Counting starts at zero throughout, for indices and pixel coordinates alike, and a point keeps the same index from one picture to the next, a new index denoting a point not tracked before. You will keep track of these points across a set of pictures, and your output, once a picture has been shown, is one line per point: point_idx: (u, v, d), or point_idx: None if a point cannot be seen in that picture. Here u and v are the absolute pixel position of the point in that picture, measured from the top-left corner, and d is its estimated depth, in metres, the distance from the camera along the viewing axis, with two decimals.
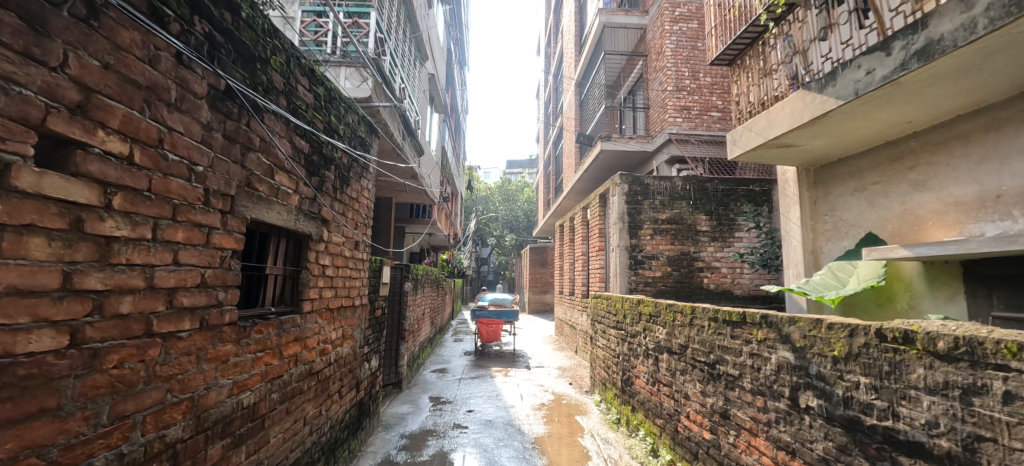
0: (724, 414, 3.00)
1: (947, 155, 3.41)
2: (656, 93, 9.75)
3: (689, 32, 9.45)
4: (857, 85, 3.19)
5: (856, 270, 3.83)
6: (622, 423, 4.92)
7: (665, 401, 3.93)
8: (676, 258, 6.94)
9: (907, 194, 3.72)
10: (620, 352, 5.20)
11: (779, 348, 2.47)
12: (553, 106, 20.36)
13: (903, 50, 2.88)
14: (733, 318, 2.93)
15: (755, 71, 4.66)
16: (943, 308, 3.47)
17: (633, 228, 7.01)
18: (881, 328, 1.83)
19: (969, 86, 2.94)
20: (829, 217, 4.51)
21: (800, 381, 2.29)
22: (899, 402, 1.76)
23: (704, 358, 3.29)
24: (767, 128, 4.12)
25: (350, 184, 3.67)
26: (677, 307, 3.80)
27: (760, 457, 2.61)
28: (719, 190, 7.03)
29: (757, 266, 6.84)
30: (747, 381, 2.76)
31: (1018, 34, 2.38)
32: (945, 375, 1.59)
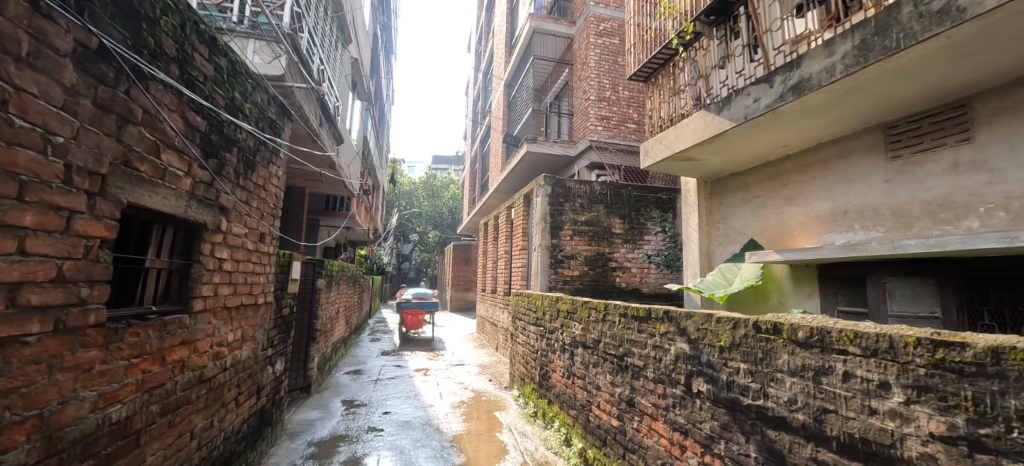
0: (630, 402, 3.27)
1: (811, 175, 4.05)
2: (580, 101, 10.26)
3: (612, 47, 10.08)
4: (747, 111, 3.66)
5: (740, 271, 4.39)
6: (538, 416, 5.11)
7: (578, 392, 4.17)
8: (592, 258, 7.37)
9: (781, 207, 4.35)
10: (539, 348, 5.40)
11: (677, 340, 2.75)
12: (482, 105, 20.44)
13: (782, 84, 3.36)
14: (640, 313, 3.19)
15: (666, 89, 5.12)
16: (804, 303, 4.12)
17: (554, 229, 7.30)
18: (757, 321, 2.13)
19: (829, 119, 3.53)
20: (722, 225, 5.12)
21: (693, 369, 2.57)
22: (768, 384, 2.05)
23: (615, 351, 3.54)
24: (674, 142, 4.55)
25: (256, 169, 3.34)
26: (592, 304, 4.04)
27: (659, 439, 2.89)
28: (632, 196, 7.60)
29: (662, 267, 7.54)
30: (650, 371, 3.03)
31: (866, 80, 2.91)
32: (803, 359, 1.88)
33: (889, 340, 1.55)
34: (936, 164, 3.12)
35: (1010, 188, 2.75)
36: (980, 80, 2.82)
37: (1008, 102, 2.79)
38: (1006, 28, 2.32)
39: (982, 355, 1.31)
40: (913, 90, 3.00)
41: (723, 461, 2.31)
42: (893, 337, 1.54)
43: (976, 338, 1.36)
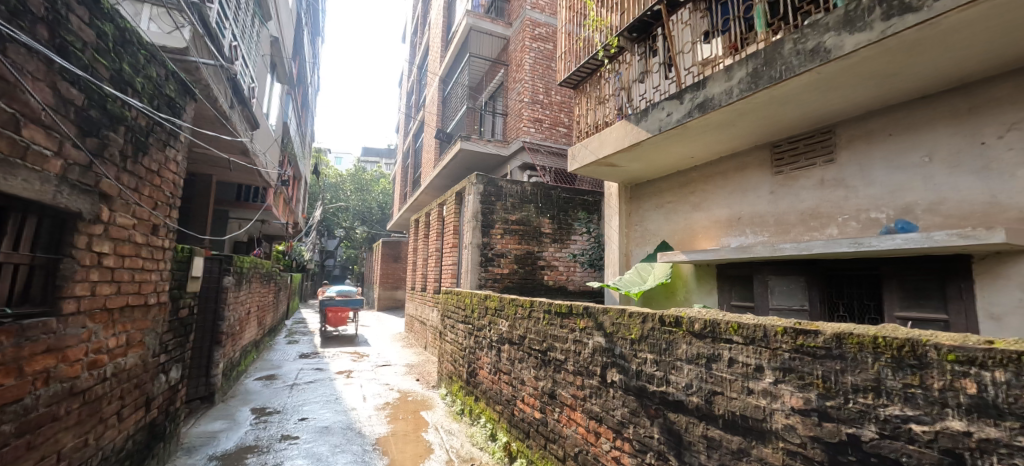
0: (551, 394, 3.43)
1: (714, 185, 4.52)
2: (514, 102, 10.43)
3: (546, 52, 10.38)
4: (661, 124, 4.00)
5: (653, 270, 4.78)
6: (465, 413, 5.13)
7: (504, 388, 4.27)
8: (521, 257, 7.55)
9: (689, 212, 4.80)
10: (466, 345, 5.42)
11: (595, 334, 2.93)
12: (415, 99, 19.90)
13: (690, 101, 3.71)
14: (562, 310, 3.35)
15: (593, 97, 5.40)
16: (705, 299, 4.60)
17: (485, 227, 7.35)
18: (662, 315, 2.34)
19: (729, 136, 3.96)
20: (639, 227, 5.53)
21: (608, 360, 2.77)
22: (670, 371, 2.27)
23: (539, 346, 3.68)
24: (598, 148, 4.83)
25: (149, 152, 2.97)
26: (518, 301, 4.14)
27: (576, 428, 3.07)
28: (561, 197, 7.90)
29: (586, 266, 7.93)
30: (570, 364, 3.20)
31: (757, 103, 3.32)
32: (698, 348, 2.11)
33: (764, 329, 1.79)
34: (808, 179, 3.64)
35: (861, 201, 3.28)
36: (843, 110, 3.33)
37: (862, 130, 3.33)
38: (860, 69, 2.77)
39: (830, 341, 1.56)
40: (793, 115, 3.48)
41: (631, 444, 2.52)
42: (766, 327, 1.78)
43: (826, 326, 1.61)
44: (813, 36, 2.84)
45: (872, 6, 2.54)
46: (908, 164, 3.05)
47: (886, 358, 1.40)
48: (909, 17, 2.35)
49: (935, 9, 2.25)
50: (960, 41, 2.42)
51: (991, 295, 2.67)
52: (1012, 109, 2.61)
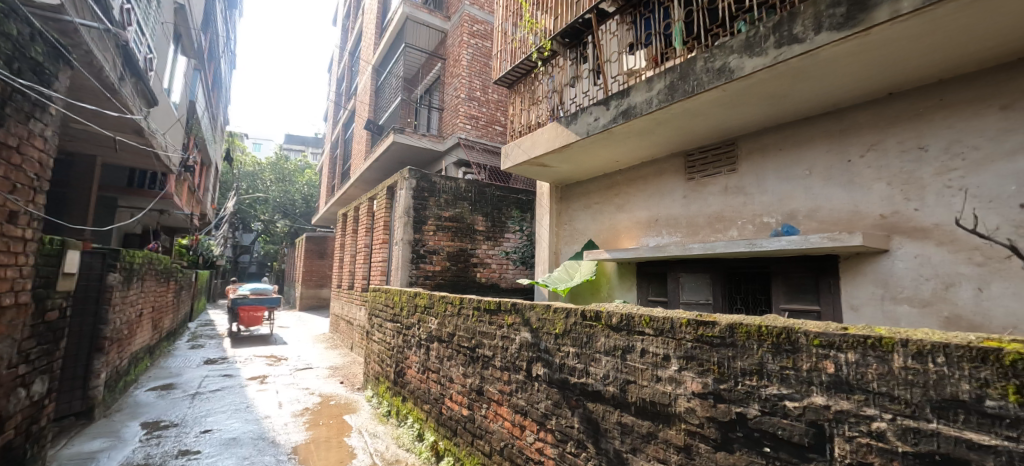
0: (479, 390, 3.45)
1: (636, 188, 4.83)
2: (450, 97, 10.29)
3: (484, 50, 10.38)
4: (588, 128, 4.19)
5: (579, 268, 5.00)
6: (391, 415, 4.97)
7: (432, 387, 4.21)
8: (454, 254, 7.48)
9: (613, 213, 5.08)
10: (394, 345, 5.26)
11: (521, 330, 3.00)
12: (347, 86, 18.86)
13: (615, 108, 3.92)
14: (491, 306, 3.38)
15: (527, 97, 5.50)
16: (625, 295, 4.91)
17: (417, 223, 7.16)
18: (584, 310, 2.46)
19: (649, 143, 4.26)
20: (568, 226, 5.75)
21: (533, 355, 2.84)
22: (589, 363, 2.38)
23: (467, 344, 3.68)
24: (530, 147, 4.95)
25: (6, 124, 2.50)
26: (448, 298, 4.09)
27: (502, 422, 3.12)
28: (495, 195, 7.96)
29: (518, 263, 8.06)
30: (497, 360, 3.24)
31: (672, 114, 3.60)
32: (615, 341, 2.24)
33: (671, 322, 1.95)
34: (715, 186, 4.02)
35: (756, 207, 3.70)
36: (744, 125, 3.72)
37: (759, 144, 3.75)
38: (758, 89, 3.12)
39: (724, 331, 1.73)
40: (703, 127, 3.82)
41: (553, 435, 2.62)
42: (673, 319, 1.93)
43: (722, 318, 1.79)
44: (720, 56, 3.13)
45: (767, 33, 2.85)
46: (793, 175, 3.48)
47: (767, 345, 1.59)
48: (797, 47, 2.68)
49: (816, 41, 2.59)
50: (835, 71, 2.82)
51: (853, 289, 3.13)
52: (871, 133, 3.09)
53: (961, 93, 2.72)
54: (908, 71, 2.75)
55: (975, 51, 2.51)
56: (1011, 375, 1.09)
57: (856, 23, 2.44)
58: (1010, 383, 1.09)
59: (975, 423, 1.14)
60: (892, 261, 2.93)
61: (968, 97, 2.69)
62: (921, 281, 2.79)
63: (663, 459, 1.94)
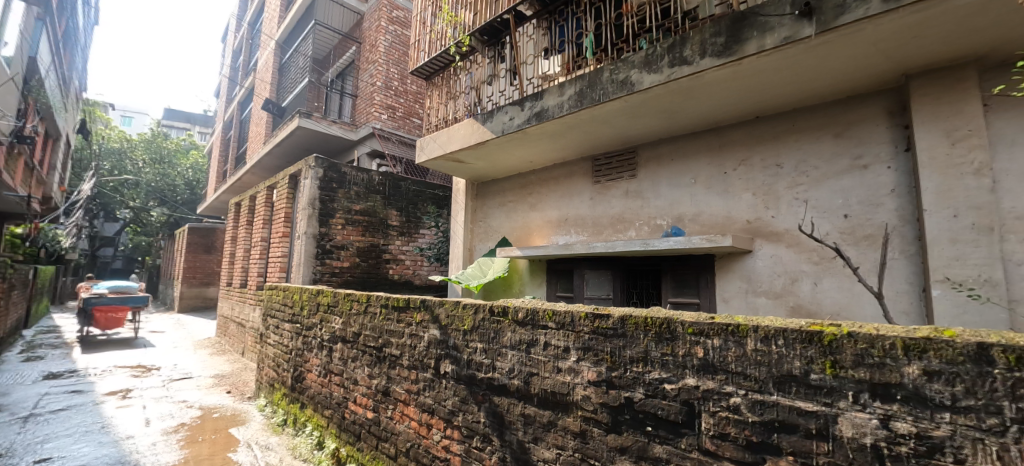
0: (385, 391, 3.32)
1: (548, 188, 5.02)
2: (365, 84, 9.75)
3: (402, 38, 9.99)
4: (503, 126, 4.25)
5: (492, 264, 5.08)
6: (288, 424, 4.57)
7: (335, 391, 3.96)
8: (364, 249, 7.09)
9: (526, 212, 5.22)
10: (292, 347, 4.84)
11: (430, 327, 2.95)
12: (244, 61, 16.86)
13: (529, 109, 4.04)
14: (400, 304, 3.27)
15: (445, 91, 5.43)
16: (535, 291, 5.10)
17: (323, 216, 6.66)
18: (492, 305, 2.49)
19: (561, 145, 4.45)
20: (483, 223, 5.79)
21: (442, 352, 2.81)
22: (496, 358, 2.42)
23: (374, 343, 3.51)
24: (446, 142, 4.88)
25: None
26: (354, 296, 3.87)
27: (409, 423, 3.04)
28: (411, 190, 7.72)
29: (433, 260, 7.90)
30: (405, 359, 3.15)
31: (581, 119, 3.80)
32: (520, 335, 2.30)
33: (571, 315, 2.06)
34: (617, 189, 4.34)
35: (651, 211, 4.07)
36: (644, 135, 4.06)
37: (655, 154, 4.12)
38: (655, 103, 3.42)
39: (616, 322, 1.88)
40: (609, 134, 4.09)
41: (460, 431, 2.62)
42: (573, 313, 2.05)
43: (615, 311, 1.93)
44: (623, 69, 3.37)
45: (663, 53, 3.13)
46: (681, 183, 3.89)
47: (651, 334, 1.76)
48: (686, 68, 2.98)
49: (702, 65, 2.91)
50: (716, 92, 3.20)
51: (725, 284, 3.60)
52: (742, 149, 3.57)
53: (808, 122, 3.26)
54: (771, 98, 3.23)
55: (819, 86, 3.02)
56: (828, 352, 1.34)
57: (732, 53, 2.79)
58: (827, 359, 1.34)
59: (802, 394, 1.38)
60: (754, 260, 3.43)
61: (812, 124, 3.24)
62: (774, 277, 3.31)
63: (561, 446, 2.05)
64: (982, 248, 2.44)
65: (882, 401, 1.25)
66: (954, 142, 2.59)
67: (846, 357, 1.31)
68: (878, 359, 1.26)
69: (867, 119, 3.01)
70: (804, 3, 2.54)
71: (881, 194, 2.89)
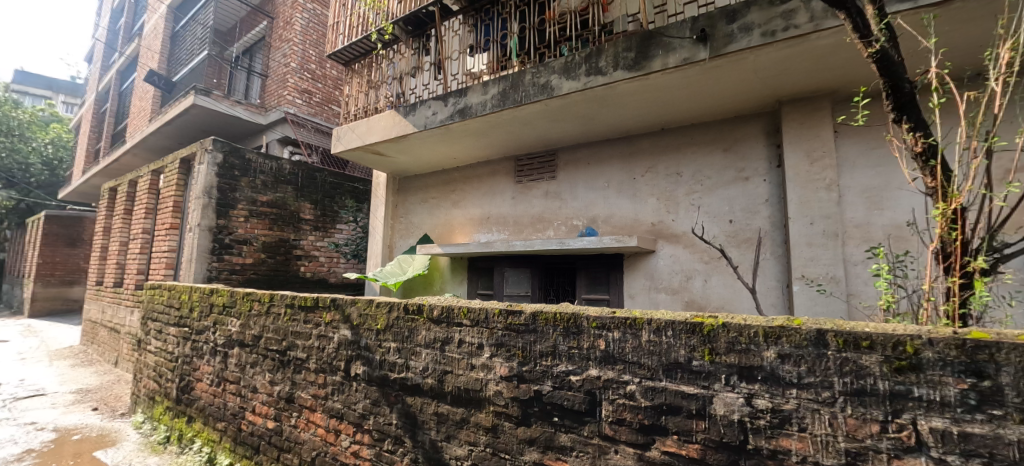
0: (289, 398, 3.07)
1: (472, 186, 5.01)
2: (277, 63, 8.93)
3: (321, 18, 9.32)
4: (426, 121, 4.17)
5: (413, 262, 4.96)
6: (171, 441, 4.02)
7: (230, 400, 3.57)
8: (271, 245, 6.49)
9: (449, 209, 5.16)
10: (179, 354, 4.27)
11: (341, 328, 2.79)
12: (125, 23, 14.48)
13: (453, 105, 4.00)
14: (307, 303, 3.04)
15: (366, 80, 5.17)
16: (456, 288, 5.08)
17: (222, 206, 5.96)
18: (407, 303, 2.43)
19: (484, 143, 4.47)
20: (404, 219, 5.62)
21: (352, 353, 2.67)
22: (410, 357, 2.37)
23: (277, 347, 3.23)
24: (365, 133, 4.66)
25: None
26: (255, 295, 3.52)
27: (315, 431, 2.85)
28: (327, 182, 7.24)
29: (350, 257, 7.48)
30: (312, 363, 2.94)
31: (504, 119, 3.85)
32: (435, 333, 2.27)
33: (485, 312, 2.08)
34: (538, 190, 4.47)
35: (568, 211, 4.26)
36: (563, 139, 4.23)
37: (573, 157, 4.31)
38: (573, 109, 3.58)
39: (528, 318, 1.94)
40: (531, 135, 4.19)
41: (370, 435, 2.51)
42: (487, 310, 2.07)
43: (527, 307, 1.99)
44: (544, 74, 3.48)
45: (580, 62, 3.29)
46: (596, 186, 4.12)
47: (560, 329, 1.84)
48: (601, 77, 3.16)
49: (614, 77, 3.11)
50: (628, 103, 3.43)
51: (631, 281, 3.89)
52: (649, 157, 3.88)
53: (703, 136, 3.64)
54: (675, 112, 3.54)
55: (713, 105, 3.38)
56: (707, 341, 1.52)
57: (641, 68, 3.01)
58: (706, 346, 1.52)
59: (686, 378, 1.54)
60: (657, 259, 3.75)
61: (706, 139, 3.62)
62: (673, 274, 3.64)
63: (473, 442, 2.06)
64: (829, 250, 2.92)
65: (747, 382, 1.44)
66: (812, 162, 3.06)
67: (720, 344, 1.49)
68: (745, 345, 1.45)
69: (749, 137, 3.44)
70: (701, 29, 2.83)
71: (758, 203, 3.33)
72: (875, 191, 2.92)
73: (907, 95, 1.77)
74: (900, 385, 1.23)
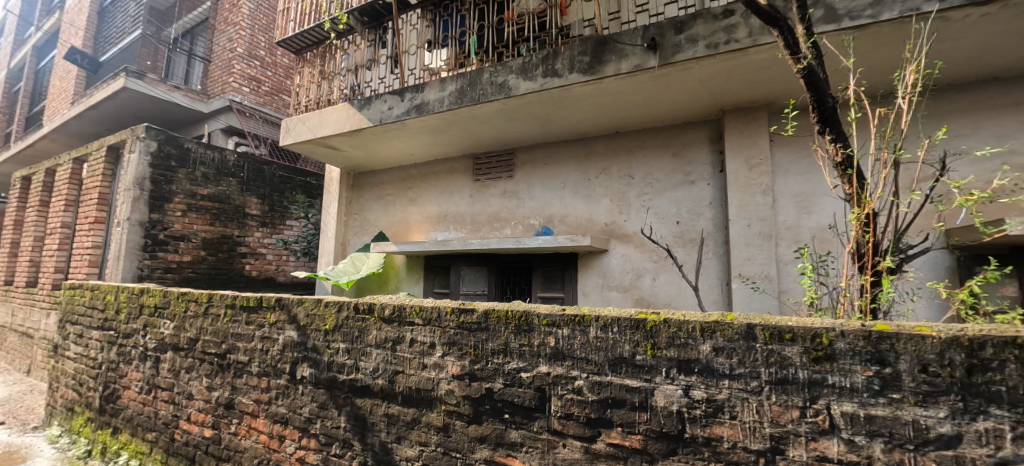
0: (228, 405, 2.89)
1: (429, 184, 4.94)
2: (222, 48, 8.38)
3: (271, 3, 8.84)
4: (381, 116, 4.06)
5: (367, 260, 4.82)
6: (93, 456, 3.68)
7: (162, 408, 3.32)
8: (212, 241, 6.08)
9: (406, 206, 5.06)
10: (103, 360, 3.91)
11: (286, 329, 2.66)
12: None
13: (409, 101, 3.92)
14: (250, 303, 2.88)
15: (318, 70, 4.97)
16: (412, 287, 4.99)
17: (156, 199, 5.51)
18: (357, 303, 2.36)
19: (442, 141, 4.42)
20: (358, 216, 5.45)
21: (299, 355, 2.56)
22: (360, 358, 2.30)
23: (215, 350, 3.03)
24: (316, 126, 4.47)
25: None
26: (191, 296, 3.29)
27: (257, 438, 2.71)
28: (275, 175, 6.88)
29: (300, 255, 7.15)
30: (254, 366, 2.79)
31: (461, 117, 3.83)
32: (386, 333, 2.22)
33: (438, 311, 2.07)
34: (495, 189, 4.48)
35: (525, 211, 4.30)
36: (521, 138, 4.26)
37: (531, 157, 4.36)
38: (530, 109, 3.62)
39: (480, 317, 1.94)
40: (489, 134, 4.19)
41: (318, 439, 2.42)
42: (440, 308, 2.06)
43: (479, 305, 1.99)
44: (501, 73, 3.49)
45: (537, 63, 3.33)
46: (552, 186, 4.19)
47: (511, 327, 1.86)
48: (557, 79, 3.22)
49: (570, 80, 3.18)
50: (583, 106, 3.52)
51: (585, 279, 4.00)
52: (603, 159, 3.99)
53: (653, 140, 3.80)
54: (627, 116, 3.66)
55: (663, 111, 3.53)
56: (649, 336, 1.59)
57: (595, 72, 3.09)
58: (649, 341, 1.59)
59: (631, 373, 1.61)
60: (609, 259, 3.87)
61: (657, 143, 3.78)
62: (624, 273, 3.78)
63: (424, 442, 2.04)
64: (764, 251, 3.14)
65: (685, 374, 1.52)
66: (751, 168, 3.27)
67: (662, 339, 1.57)
68: (684, 339, 1.53)
69: (695, 142, 3.62)
70: (651, 38, 2.94)
71: (703, 206, 3.51)
72: (805, 196, 3.17)
73: (829, 109, 1.93)
74: (817, 373, 1.34)
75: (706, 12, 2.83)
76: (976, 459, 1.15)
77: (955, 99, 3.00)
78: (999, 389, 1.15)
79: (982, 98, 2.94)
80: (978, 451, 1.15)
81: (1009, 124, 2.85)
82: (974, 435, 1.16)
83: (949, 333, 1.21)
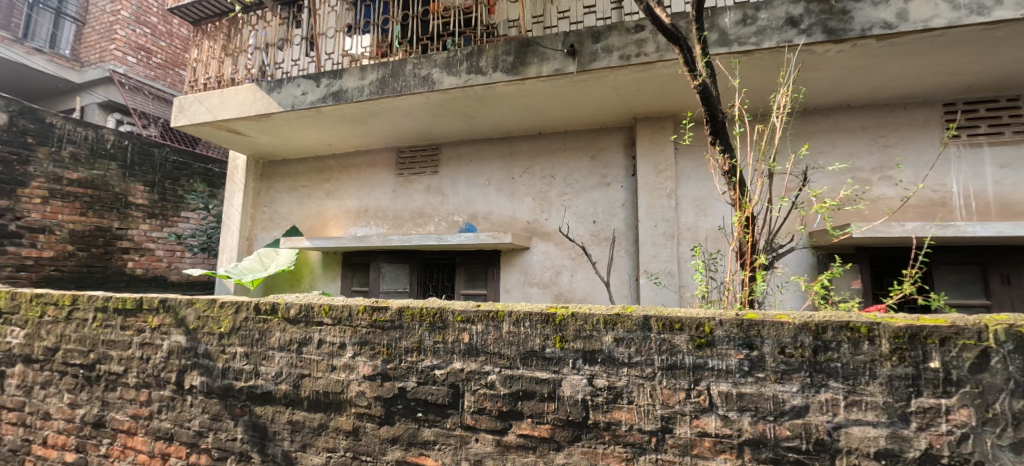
0: (98, 423, 2.50)
1: (348, 177, 4.69)
2: (101, 9, 7.23)
3: None
4: (294, 101, 3.77)
5: (277, 257, 4.46)
6: None
7: (9, 433, 2.78)
8: (83, 234, 5.20)
9: (322, 200, 4.76)
10: None
11: (172, 333, 2.37)
12: None
13: (326, 87, 3.68)
14: (127, 305, 2.51)
15: (220, 44, 4.48)
16: (328, 285, 4.72)
17: (4, 182, 4.57)
18: (258, 302, 2.17)
19: (362, 132, 4.21)
20: (268, 209, 5.02)
21: (187, 362, 2.30)
22: (260, 362, 2.12)
23: (81, 361, 2.60)
24: (217, 107, 4.03)
25: None
26: (48, 297, 2.78)
27: (134, 458, 2.38)
28: (168, 160, 6.07)
29: (197, 250, 6.40)
30: (131, 376, 2.44)
31: (383, 107, 3.68)
32: (291, 335, 2.07)
33: (349, 310, 1.97)
34: (419, 184, 4.38)
35: (449, 207, 4.26)
36: (446, 134, 4.21)
37: (456, 153, 4.33)
38: (455, 105, 3.59)
39: (394, 315, 1.89)
40: (414, 127, 4.08)
41: (209, 454, 2.19)
42: (351, 307, 1.97)
43: (394, 303, 1.94)
44: (425, 66, 3.41)
45: (462, 59, 3.31)
46: (477, 184, 4.20)
47: (425, 324, 1.84)
48: (481, 77, 3.23)
49: (493, 78, 3.20)
50: (507, 105, 3.57)
51: (508, 276, 4.07)
52: (527, 159, 4.08)
53: (573, 142, 3.97)
54: (550, 118, 3.78)
55: (582, 115, 3.70)
56: (558, 329, 1.66)
57: (517, 73, 3.15)
58: (558, 335, 1.66)
59: (540, 365, 1.67)
60: (531, 256, 3.98)
61: (577, 146, 3.95)
62: (544, 270, 3.91)
63: (332, 448, 1.94)
64: (668, 249, 3.44)
65: (589, 364, 1.62)
66: (658, 173, 3.56)
67: (569, 333, 1.65)
68: (589, 331, 1.63)
69: (610, 146, 3.85)
70: (570, 44, 3.06)
71: (616, 207, 3.75)
72: (702, 200, 3.52)
73: (719, 122, 2.16)
74: (699, 358, 1.50)
75: (620, 25, 3.01)
76: (818, 426, 1.37)
77: (819, 121, 3.52)
78: (836, 365, 1.38)
79: (838, 122, 3.48)
80: (819, 418, 1.37)
81: (857, 144, 3.41)
82: (817, 405, 1.38)
83: (801, 319, 1.42)
